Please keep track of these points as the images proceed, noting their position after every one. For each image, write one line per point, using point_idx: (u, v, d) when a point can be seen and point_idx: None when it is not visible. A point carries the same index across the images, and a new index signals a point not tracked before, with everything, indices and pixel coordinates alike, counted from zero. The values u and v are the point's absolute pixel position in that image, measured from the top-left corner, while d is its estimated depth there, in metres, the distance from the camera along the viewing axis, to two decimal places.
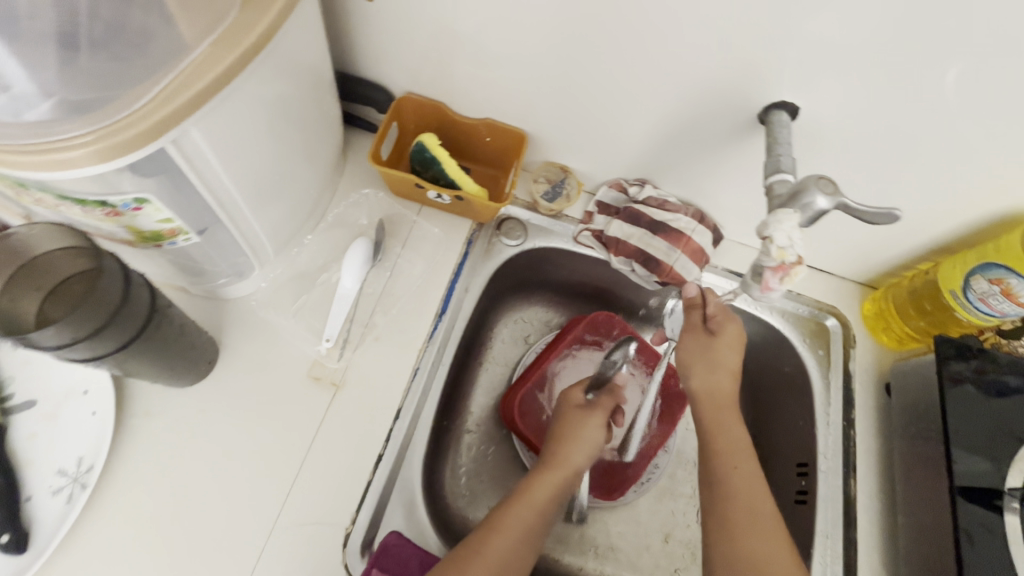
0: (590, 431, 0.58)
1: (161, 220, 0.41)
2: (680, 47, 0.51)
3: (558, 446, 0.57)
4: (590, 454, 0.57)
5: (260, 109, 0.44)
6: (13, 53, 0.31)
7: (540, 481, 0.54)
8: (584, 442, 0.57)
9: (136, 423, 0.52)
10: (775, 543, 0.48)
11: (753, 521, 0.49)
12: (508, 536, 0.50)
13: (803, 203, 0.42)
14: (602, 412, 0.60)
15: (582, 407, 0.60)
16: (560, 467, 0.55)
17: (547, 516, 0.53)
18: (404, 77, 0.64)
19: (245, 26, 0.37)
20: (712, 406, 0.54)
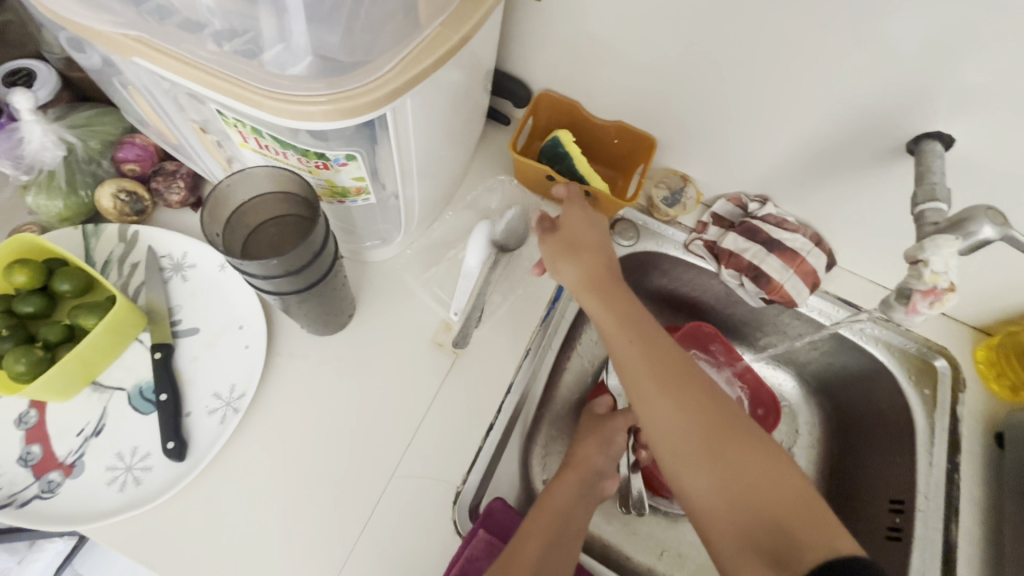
0: (612, 433, 0.62)
1: (355, 178, 0.46)
2: (839, 70, 0.52)
3: (575, 449, 0.61)
4: (608, 455, 0.61)
5: (448, 90, 0.48)
6: (308, 24, 0.35)
7: (558, 484, 0.57)
8: (604, 444, 0.61)
9: (280, 361, 0.57)
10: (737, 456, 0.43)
11: (707, 450, 0.44)
12: (537, 539, 0.50)
13: (966, 232, 0.42)
14: (626, 420, 0.63)
15: (607, 415, 0.64)
16: (575, 470, 0.58)
17: (570, 513, 0.55)
18: (548, 75, 0.68)
19: (467, 16, 0.41)
20: (616, 355, 0.49)
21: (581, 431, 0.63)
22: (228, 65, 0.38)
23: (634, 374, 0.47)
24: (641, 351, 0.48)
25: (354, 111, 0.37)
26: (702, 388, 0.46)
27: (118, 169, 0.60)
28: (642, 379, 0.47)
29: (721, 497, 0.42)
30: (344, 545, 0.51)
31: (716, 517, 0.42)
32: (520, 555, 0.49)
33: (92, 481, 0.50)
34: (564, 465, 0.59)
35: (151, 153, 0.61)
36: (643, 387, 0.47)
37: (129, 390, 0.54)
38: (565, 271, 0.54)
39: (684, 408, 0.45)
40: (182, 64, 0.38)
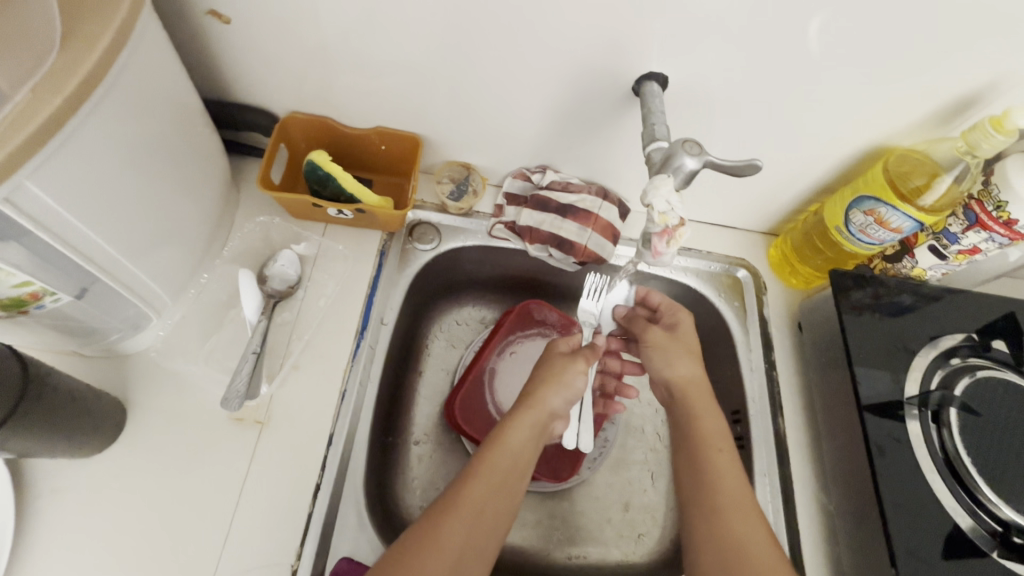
0: (572, 376, 0.59)
1: (16, 285, 0.39)
2: (547, 34, 0.52)
3: (536, 387, 0.57)
4: (567, 397, 0.57)
5: (113, 151, 0.41)
6: None
7: (514, 424, 0.54)
8: (562, 384, 0.58)
9: (43, 503, 0.49)
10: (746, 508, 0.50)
11: (736, 496, 0.51)
12: (485, 482, 0.50)
13: (675, 167, 0.44)
14: (585, 360, 0.61)
15: (568, 355, 0.62)
16: (535, 408, 0.55)
17: (525, 458, 0.53)
18: (284, 97, 0.62)
19: (71, 68, 0.35)
20: (693, 403, 0.57)
21: (541, 367, 0.60)
22: None
23: (709, 431, 0.55)
24: (717, 436, 0.55)
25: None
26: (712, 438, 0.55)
27: None
28: (702, 416, 0.56)
29: (745, 525, 0.50)
30: None
31: (727, 551, 0.49)
32: (468, 495, 0.49)
33: None
34: (522, 402, 0.56)
35: None
36: (701, 432, 0.55)
37: None
38: (681, 367, 0.59)
39: (721, 457, 0.53)
40: None
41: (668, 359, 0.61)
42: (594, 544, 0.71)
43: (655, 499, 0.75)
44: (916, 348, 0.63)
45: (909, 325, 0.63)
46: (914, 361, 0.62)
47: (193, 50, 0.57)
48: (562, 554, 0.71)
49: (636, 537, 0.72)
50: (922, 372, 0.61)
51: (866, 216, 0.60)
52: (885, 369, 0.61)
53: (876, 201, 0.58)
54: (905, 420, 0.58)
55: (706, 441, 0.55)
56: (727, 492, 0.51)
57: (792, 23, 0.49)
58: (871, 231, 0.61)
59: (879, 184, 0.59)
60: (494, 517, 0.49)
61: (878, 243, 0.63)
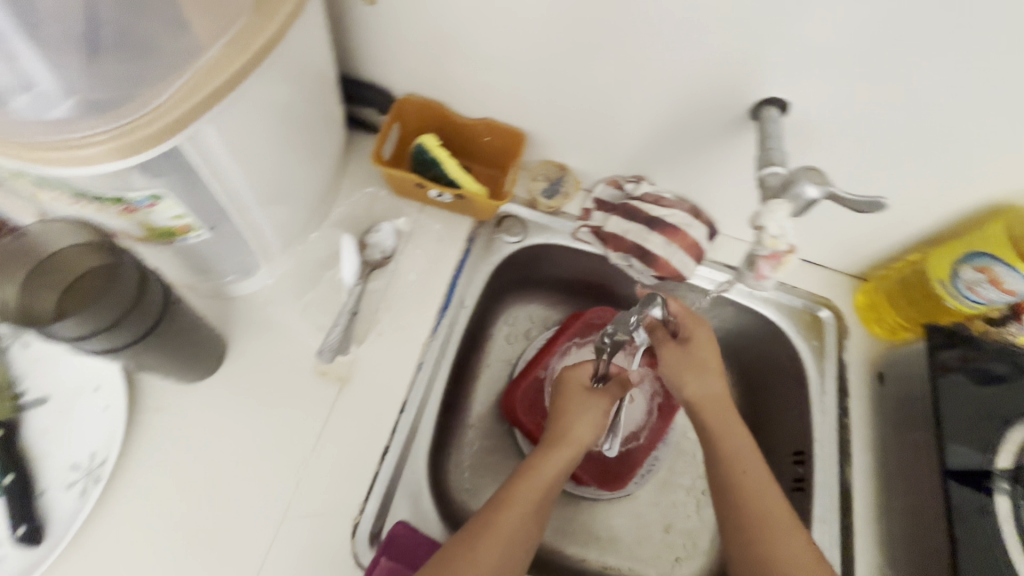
0: (591, 409, 0.59)
1: (173, 217, 0.42)
2: (677, 47, 0.52)
3: (558, 423, 0.58)
4: (595, 425, 0.58)
5: (267, 110, 0.45)
6: (40, 55, 0.33)
7: (548, 457, 0.55)
8: (593, 417, 0.58)
9: (146, 417, 0.53)
10: (802, 554, 0.49)
11: (792, 529, 0.51)
12: (519, 509, 0.50)
13: (794, 194, 0.43)
14: (609, 393, 0.61)
15: (591, 389, 0.60)
16: (565, 444, 0.56)
17: (556, 487, 0.54)
18: (405, 79, 0.65)
19: (256, 26, 0.39)
20: (728, 443, 0.55)
21: (564, 401, 0.59)
22: None
23: (737, 451, 0.54)
24: (747, 464, 0.54)
25: (132, 150, 0.34)
26: (746, 459, 0.54)
27: None
28: (726, 439, 0.55)
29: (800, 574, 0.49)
30: None
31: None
32: (506, 520, 0.49)
33: None
34: (554, 439, 0.56)
35: None
36: (733, 457, 0.54)
37: None
38: (700, 356, 0.58)
39: (768, 484, 0.53)
40: None
41: (680, 376, 0.58)
42: (629, 558, 0.71)
43: (698, 526, 0.74)
44: (1013, 419, 0.59)
45: (1009, 395, 0.60)
46: (1009, 433, 0.58)
47: (333, 25, 0.61)
48: (595, 561, 0.71)
49: (672, 561, 0.71)
50: (1019, 449, 0.57)
51: (976, 272, 0.57)
52: (975, 439, 0.58)
53: (991, 258, 0.56)
54: (993, 494, 0.55)
55: (734, 466, 0.54)
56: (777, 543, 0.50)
57: (936, 65, 0.47)
58: (980, 289, 0.58)
59: (996, 242, 0.56)
60: (526, 542, 0.50)
61: (986, 303, 0.59)
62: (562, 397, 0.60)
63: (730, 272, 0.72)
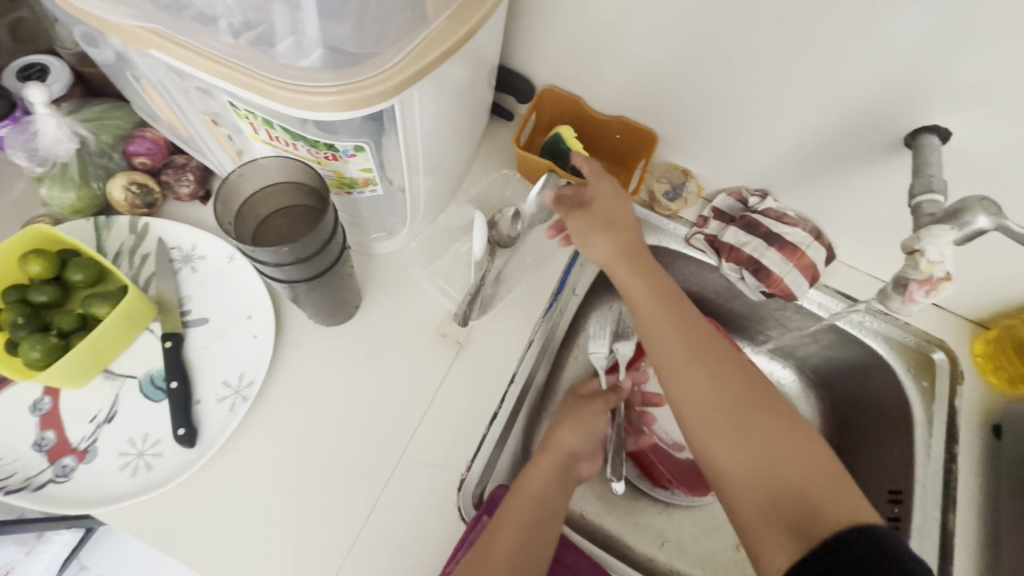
0: (593, 418, 0.60)
1: (363, 169, 0.47)
2: (841, 64, 0.53)
3: (550, 433, 0.59)
4: (585, 437, 0.59)
5: (452, 84, 0.48)
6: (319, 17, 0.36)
7: (540, 463, 0.55)
8: (581, 424, 0.59)
9: (287, 350, 0.58)
10: (811, 459, 0.45)
11: (797, 450, 0.45)
12: (512, 526, 0.49)
13: (962, 222, 0.43)
14: (606, 403, 0.62)
15: (590, 395, 0.63)
16: (550, 452, 0.57)
17: (549, 498, 0.53)
18: (550, 71, 0.69)
19: (472, 6, 0.42)
20: (648, 322, 0.52)
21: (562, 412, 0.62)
22: (242, 55, 0.39)
23: (649, 316, 0.52)
24: (724, 365, 0.50)
25: (356, 104, 0.38)
26: (724, 355, 0.50)
27: (128, 162, 0.61)
28: (658, 347, 0.51)
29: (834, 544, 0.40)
30: (346, 534, 0.52)
31: (764, 483, 0.44)
32: (499, 541, 0.48)
33: (104, 467, 0.51)
34: (540, 450, 0.57)
35: (161, 146, 0.62)
36: (680, 385, 0.49)
37: (141, 377, 0.55)
38: (598, 246, 0.55)
39: (708, 378, 0.49)
40: (190, 51, 0.39)
41: (587, 240, 0.56)
42: (700, 568, 0.71)
43: None
44: None
45: None
46: None
47: None
48: (662, 563, 0.71)
49: None
50: None
51: None
52: None
53: None
54: None
55: (654, 348, 0.51)
56: (789, 467, 0.45)
57: None
58: None
59: None
60: (530, 558, 0.48)
61: None
62: (562, 410, 0.62)
63: (844, 302, 0.71)
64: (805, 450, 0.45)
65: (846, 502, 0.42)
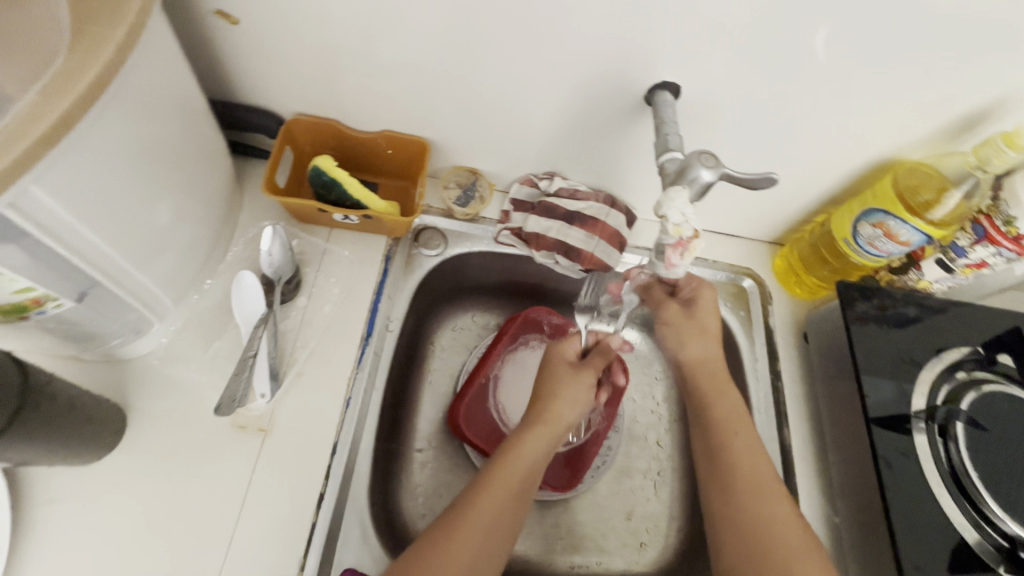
0: (578, 387, 0.58)
1: (18, 290, 0.38)
2: (560, 39, 0.51)
3: (544, 403, 0.57)
4: (577, 410, 0.57)
5: (119, 158, 0.40)
6: None
7: (526, 442, 0.54)
8: (573, 400, 0.57)
9: (38, 512, 0.48)
10: (785, 506, 0.52)
11: (771, 492, 0.52)
12: (455, 557, 0.47)
13: (691, 179, 0.43)
14: (591, 373, 0.60)
15: (575, 365, 0.61)
16: (539, 427, 0.55)
17: (496, 528, 0.50)
18: (290, 100, 0.61)
19: (78, 68, 0.34)
20: (728, 413, 0.57)
21: (552, 378, 0.60)
22: None
23: (726, 412, 0.57)
24: (738, 427, 0.56)
25: None
26: (732, 414, 0.57)
27: None
28: (735, 429, 0.56)
29: (790, 546, 0.49)
30: None
31: (753, 539, 0.50)
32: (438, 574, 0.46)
33: None
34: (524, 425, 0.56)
35: None
36: (716, 415, 0.57)
37: None
38: (692, 347, 0.60)
39: (740, 435, 0.56)
40: None
41: (681, 339, 0.60)
42: (597, 553, 0.71)
43: (658, 507, 0.74)
44: (924, 361, 0.62)
45: (913, 338, 0.63)
46: (921, 375, 0.62)
47: (199, 51, 0.56)
48: (564, 563, 0.70)
49: (638, 546, 0.72)
50: (929, 387, 0.61)
51: (874, 229, 0.60)
52: (894, 384, 0.61)
53: (886, 214, 0.58)
54: (912, 433, 0.58)
55: (725, 427, 0.56)
56: (755, 481, 0.53)
57: (810, 34, 0.48)
58: (879, 244, 0.61)
59: (888, 197, 0.58)
60: None
61: (884, 256, 0.63)
62: (548, 374, 0.60)
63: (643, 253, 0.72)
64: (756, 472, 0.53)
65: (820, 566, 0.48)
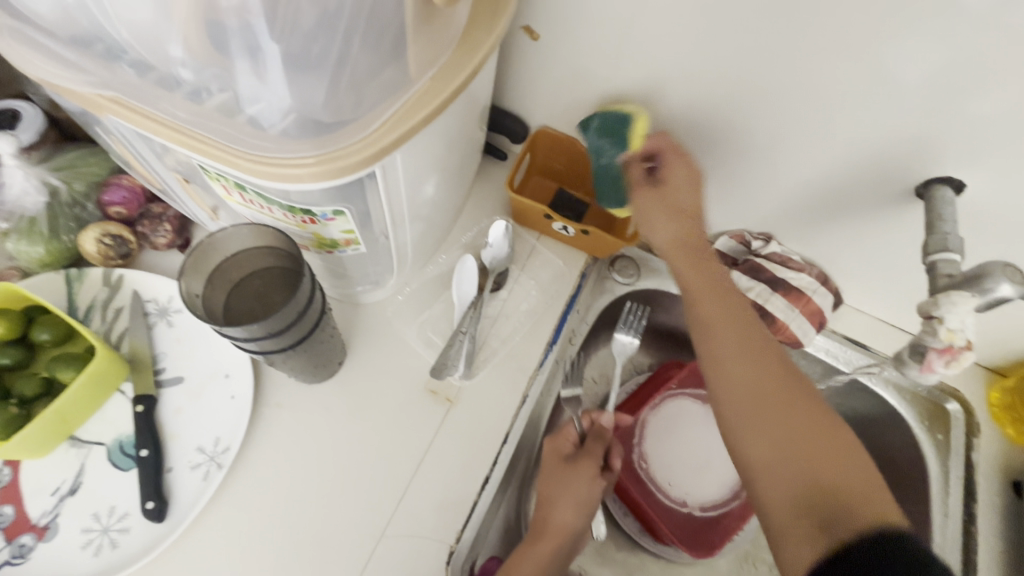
0: (577, 489, 0.55)
1: (344, 231, 0.44)
2: (848, 112, 0.50)
3: (546, 506, 0.54)
4: (580, 510, 0.54)
5: (440, 139, 0.46)
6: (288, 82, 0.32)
7: (532, 550, 0.52)
8: (579, 501, 0.54)
9: (267, 411, 0.55)
10: (813, 421, 0.42)
11: (782, 406, 0.43)
12: None
13: (984, 289, 0.40)
14: (592, 464, 0.56)
15: (570, 460, 0.56)
16: (550, 534, 0.53)
17: None
18: (545, 112, 0.66)
19: (457, 68, 0.39)
20: (717, 314, 0.47)
21: (546, 482, 0.56)
22: (206, 120, 0.35)
23: (721, 338, 0.46)
24: (722, 326, 0.47)
25: (327, 176, 0.36)
26: (740, 323, 0.47)
27: (103, 212, 0.58)
28: (722, 376, 0.45)
29: (862, 494, 0.38)
30: None
31: (799, 457, 0.41)
32: None
33: (67, 545, 0.48)
34: (540, 528, 0.53)
35: (137, 195, 0.59)
36: (728, 390, 0.45)
37: (109, 444, 0.51)
38: (661, 230, 0.52)
39: (748, 353, 0.45)
40: (162, 121, 0.36)
41: (649, 221, 0.53)
42: None
43: None
44: None
45: None
46: None
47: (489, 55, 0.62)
48: None
49: None
50: None
51: None
52: None
53: None
54: None
55: (716, 358, 0.46)
56: (825, 478, 0.40)
57: None
58: None
59: None
60: None
61: None
62: (543, 474, 0.57)
63: (853, 349, 0.69)
64: (820, 418, 0.42)
65: (878, 505, 0.38)
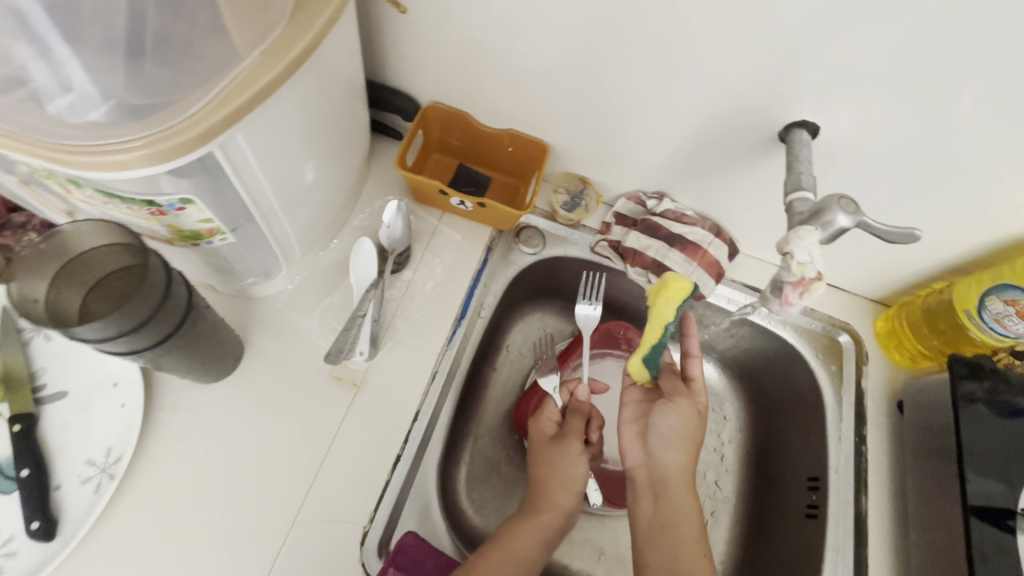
0: (569, 467, 0.55)
1: (201, 220, 0.43)
2: (706, 64, 0.52)
3: (540, 486, 0.55)
4: (573, 489, 0.54)
5: (299, 119, 0.45)
6: (81, 61, 0.31)
7: (524, 526, 0.52)
8: (567, 480, 0.55)
9: (163, 416, 0.54)
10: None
11: None
12: None
13: (825, 221, 0.43)
14: (579, 441, 0.57)
15: (558, 437, 0.58)
16: (547, 509, 0.53)
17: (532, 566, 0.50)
18: (431, 88, 0.66)
19: (292, 39, 0.39)
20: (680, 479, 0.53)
21: (535, 460, 0.57)
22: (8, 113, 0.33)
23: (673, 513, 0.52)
24: (681, 479, 0.53)
25: (158, 159, 0.34)
26: (680, 490, 0.53)
27: None
28: (673, 505, 0.52)
29: None
30: None
31: None
32: None
33: None
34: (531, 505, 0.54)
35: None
36: (659, 498, 0.53)
37: None
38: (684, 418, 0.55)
39: (673, 512, 0.52)
40: None
41: (671, 437, 0.54)
42: None
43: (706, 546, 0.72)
44: None
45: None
46: None
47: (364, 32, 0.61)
48: None
49: None
50: None
51: (1006, 305, 0.56)
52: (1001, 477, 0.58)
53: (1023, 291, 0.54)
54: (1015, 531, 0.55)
55: (675, 502, 0.52)
56: None
57: (977, 95, 0.46)
58: (1008, 322, 0.57)
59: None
60: None
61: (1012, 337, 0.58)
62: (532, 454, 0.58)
63: (754, 295, 0.71)
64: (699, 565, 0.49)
65: None
